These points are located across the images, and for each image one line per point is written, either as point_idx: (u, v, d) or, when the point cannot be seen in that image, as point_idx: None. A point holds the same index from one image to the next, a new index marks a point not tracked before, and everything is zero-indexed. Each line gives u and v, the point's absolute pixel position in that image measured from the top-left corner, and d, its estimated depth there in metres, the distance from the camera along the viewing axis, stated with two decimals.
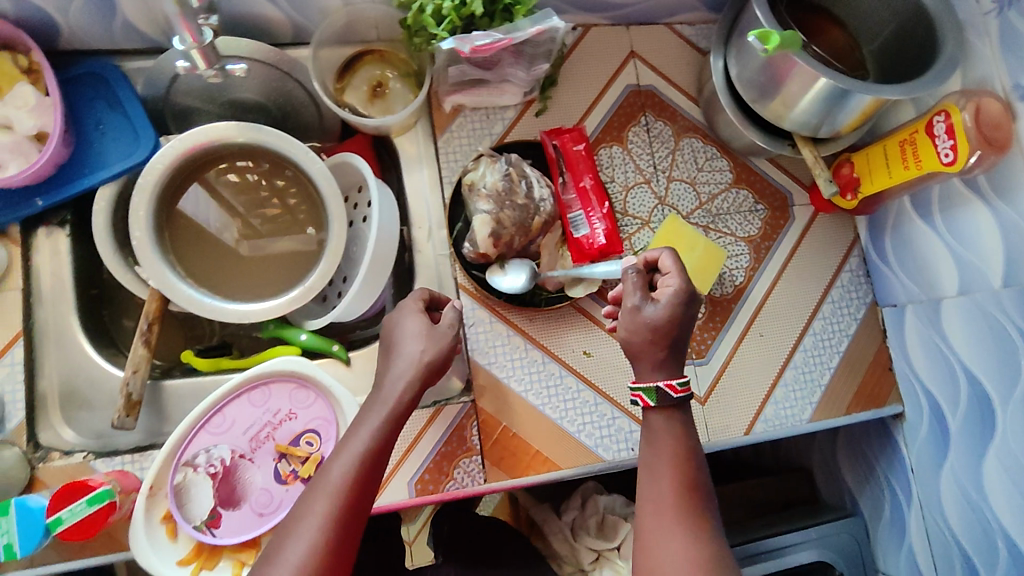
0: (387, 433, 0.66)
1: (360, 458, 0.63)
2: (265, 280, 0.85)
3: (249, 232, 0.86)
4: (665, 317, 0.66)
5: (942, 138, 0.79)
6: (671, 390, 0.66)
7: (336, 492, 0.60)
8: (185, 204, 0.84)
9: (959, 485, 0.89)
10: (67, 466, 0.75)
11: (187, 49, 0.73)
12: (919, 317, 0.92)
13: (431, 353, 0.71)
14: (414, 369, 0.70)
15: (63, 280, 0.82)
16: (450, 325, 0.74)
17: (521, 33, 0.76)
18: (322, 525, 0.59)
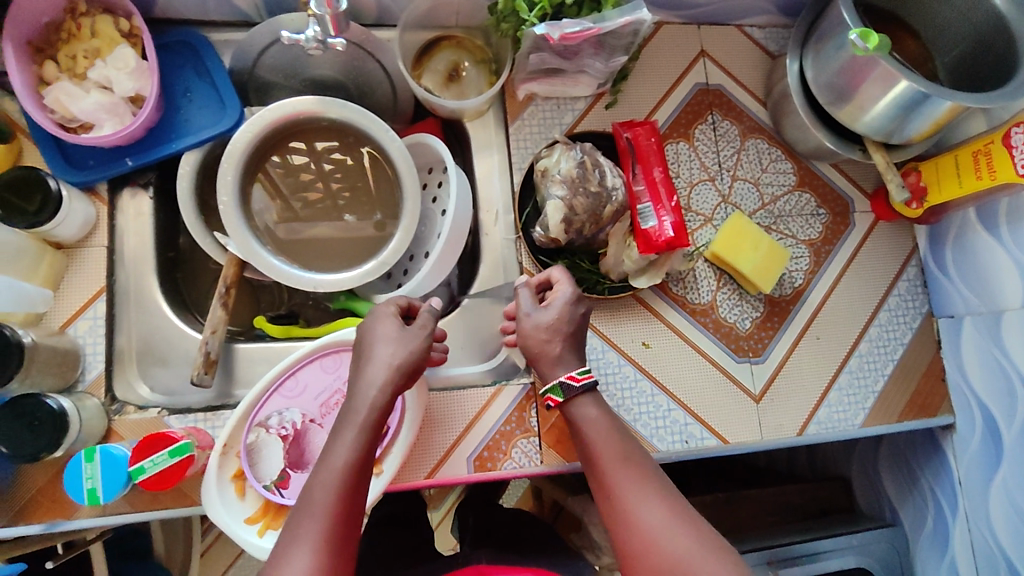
0: (367, 444, 0.63)
1: (342, 472, 0.60)
2: (307, 263, 0.86)
3: (289, 214, 0.87)
4: (555, 319, 0.71)
5: (1021, 149, 0.79)
6: (573, 380, 0.68)
7: (321, 513, 0.58)
8: (262, 177, 0.86)
9: (1010, 498, 0.90)
10: (142, 420, 0.77)
11: (322, 13, 0.73)
12: (978, 329, 0.93)
13: (401, 356, 0.66)
14: (388, 372, 0.65)
15: (145, 241, 0.84)
16: (422, 325, 0.69)
17: (610, 23, 0.77)
18: (313, 549, 0.56)
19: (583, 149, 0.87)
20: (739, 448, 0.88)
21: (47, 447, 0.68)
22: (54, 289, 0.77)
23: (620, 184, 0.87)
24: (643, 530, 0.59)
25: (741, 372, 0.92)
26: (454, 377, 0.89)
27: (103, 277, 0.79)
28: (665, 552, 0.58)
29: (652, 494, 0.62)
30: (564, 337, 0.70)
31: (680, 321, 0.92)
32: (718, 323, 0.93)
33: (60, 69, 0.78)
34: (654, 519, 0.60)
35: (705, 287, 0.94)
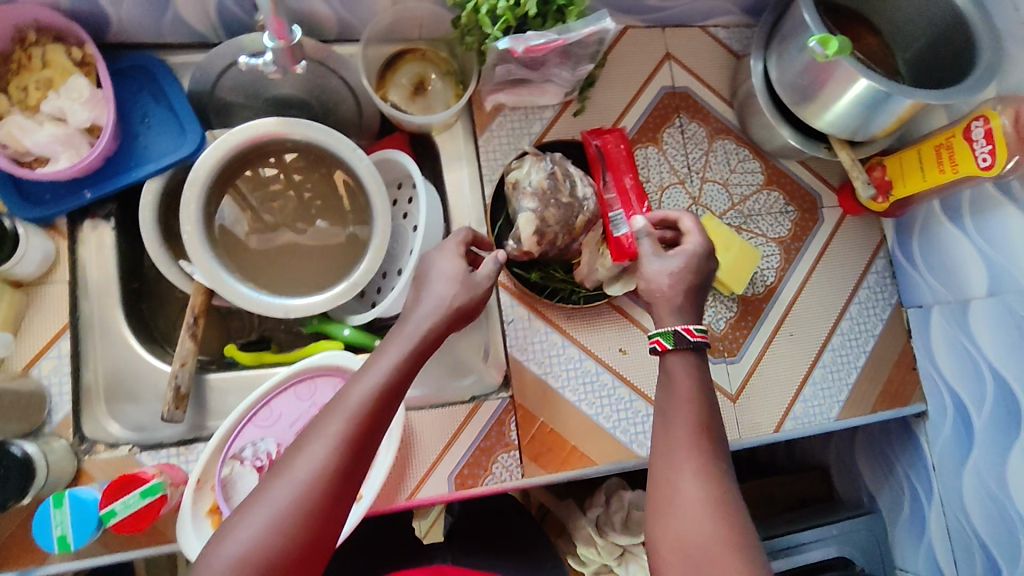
0: (407, 363, 0.63)
1: (380, 388, 0.60)
2: (281, 278, 0.84)
3: (261, 224, 0.85)
4: (680, 266, 0.72)
5: (980, 143, 0.80)
6: (688, 334, 0.68)
7: (350, 411, 0.58)
8: (230, 198, 0.83)
9: (982, 482, 0.92)
10: (113, 458, 0.75)
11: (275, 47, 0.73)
12: (945, 317, 0.95)
13: (461, 300, 0.69)
14: (442, 311, 0.68)
15: (109, 272, 0.82)
16: (487, 276, 0.72)
17: (575, 34, 0.77)
18: (332, 441, 0.56)
19: (555, 159, 0.87)
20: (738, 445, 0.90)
21: (15, 495, 0.67)
22: (16, 331, 0.75)
23: (591, 193, 0.87)
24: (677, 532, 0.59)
25: (717, 372, 0.94)
26: (435, 395, 0.88)
27: (66, 313, 0.77)
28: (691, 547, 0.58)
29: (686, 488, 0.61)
30: (685, 288, 0.71)
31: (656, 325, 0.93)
32: None
33: (11, 102, 0.76)
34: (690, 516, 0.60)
35: None
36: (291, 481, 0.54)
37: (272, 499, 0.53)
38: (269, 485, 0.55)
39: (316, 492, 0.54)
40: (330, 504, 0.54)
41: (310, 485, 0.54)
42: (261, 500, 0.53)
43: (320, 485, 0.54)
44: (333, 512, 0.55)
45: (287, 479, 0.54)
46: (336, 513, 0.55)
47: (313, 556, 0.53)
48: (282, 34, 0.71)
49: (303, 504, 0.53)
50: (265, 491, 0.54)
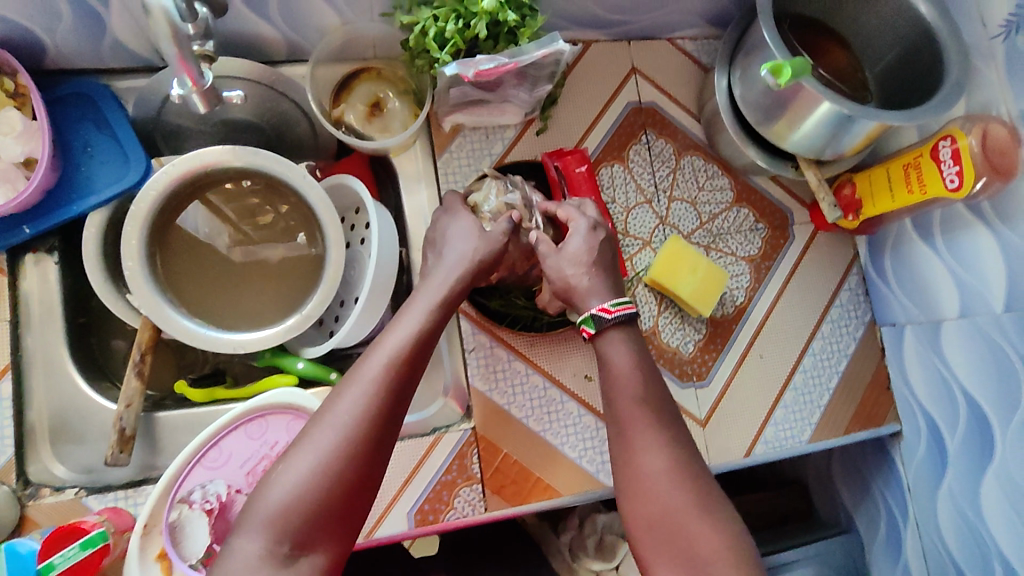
0: (436, 315, 0.66)
1: (413, 336, 0.63)
2: (245, 304, 0.81)
3: (241, 238, 0.83)
4: (579, 253, 0.74)
5: (947, 163, 0.78)
6: (604, 312, 0.71)
7: (385, 361, 0.60)
8: (186, 219, 0.81)
9: (956, 506, 0.90)
10: (58, 504, 0.73)
11: (186, 92, 0.66)
12: (919, 338, 0.92)
13: (482, 251, 0.72)
14: (463, 263, 0.70)
15: (53, 308, 0.80)
16: (501, 232, 0.73)
17: (527, 56, 0.74)
18: (369, 388, 0.59)
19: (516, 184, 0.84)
20: (720, 467, 0.90)
21: None
22: None
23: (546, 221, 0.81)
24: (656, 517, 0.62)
25: (686, 398, 0.91)
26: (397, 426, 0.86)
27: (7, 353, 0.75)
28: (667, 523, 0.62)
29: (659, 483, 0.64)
30: (590, 272, 0.73)
31: None
32: (661, 349, 0.92)
33: None
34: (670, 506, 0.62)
35: (646, 312, 0.92)
36: (333, 426, 0.57)
37: (318, 442, 0.56)
38: (312, 431, 0.58)
39: (358, 436, 0.57)
40: (371, 445, 0.57)
41: (352, 429, 0.57)
42: (307, 445, 0.56)
43: (363, 428, 0.57)
44: (373, 455, 0.58)
45: (330, 424, 0.57)
46: (377, 454, 0.58)
47: (358, 495, 0.57)
48: (194, 79, 0.64)
49: (346, 447, 0.56)
50: (310, 437, 0.57)
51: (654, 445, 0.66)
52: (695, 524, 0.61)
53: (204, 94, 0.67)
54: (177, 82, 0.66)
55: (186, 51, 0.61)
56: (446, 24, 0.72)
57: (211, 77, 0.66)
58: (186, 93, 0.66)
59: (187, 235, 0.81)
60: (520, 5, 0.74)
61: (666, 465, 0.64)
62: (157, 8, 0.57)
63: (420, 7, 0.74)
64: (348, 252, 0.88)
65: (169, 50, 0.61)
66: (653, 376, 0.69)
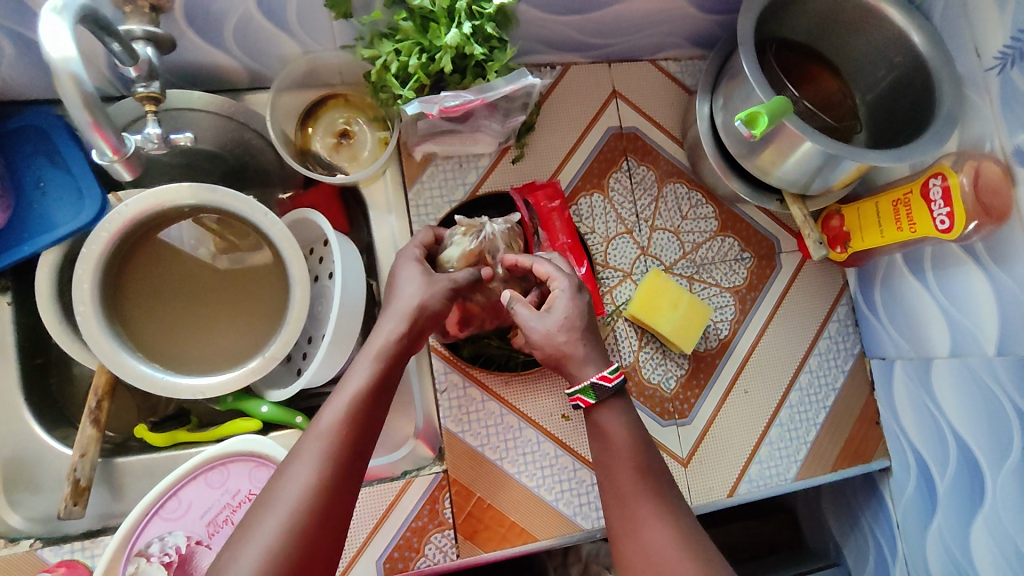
0: (380, 374, 0.62)
1: (354, 402, 0.59)
2: (209, 343, 0.79)
3: (227, 245, 0.81)
4: (563, 319, 0.68)
5: (937, 203, 0.74)
6: (604, 381, 0.67)
7: (330, 434, 0.57)
8: (171, 232, 0.80)
9: (945, 547, 0.86)
10: (12, 556, 0.70)
11: (107, 163, 0.58)
12: (909, 374, 0.89)
13: (424, 300, 0.67)
14: (402, 319, 0.66)
15: (6, 349, 0.77)
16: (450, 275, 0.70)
17: (495, 92, 0.70)
18: (317, 464, 0.55)
19: (489, 233, 0.75)
20: (700, 509, 0.86)
21: None
22: None
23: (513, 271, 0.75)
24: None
25: (666, 436, 0.88)
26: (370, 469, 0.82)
27: None
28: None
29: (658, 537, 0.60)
30: (581, 334, 0.69)
31: None
32: (641, 385, 0.89)
33: None
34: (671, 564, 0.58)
35: (625, 348, 0.89)
36: (280, 506, 0.53)
37: (263, 530, 0.51)
38: (254, 517, 0.53)
39: (306, 517, 0.53)
40: (320, 524, 0.53)
41: (299, 510, 0.53)
42: (251, 533, 0.51)
43: (308, 508, 0.53)
44: (326, 534, 0.53)
45: (275, 507, 0.53)
46: (330, 536, 0.54)
47: None
48: (114, 146, 0.56)
49: (296, 529, 0.52)
50: (254, 526, 0.52)
51: (623, 505, 0.63)
52: None
53: (126, 161, 0.59)
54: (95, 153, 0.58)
55: (102, 117, 0.53)
56: (409, 58, 0.68)
57: (132, 143, 0.59)
58: (107, 164, 0.58)
59: (170, 246, 0.80)
60: (488, 36, 0.70)
61: (633, 526, 0.61)
62: (65, 74, 0.49)
63: (381, 40, 0.71)
64: (316, 287, 0.85)
65: (81, 119, 0.53)
66: (625, 429, 0.66)
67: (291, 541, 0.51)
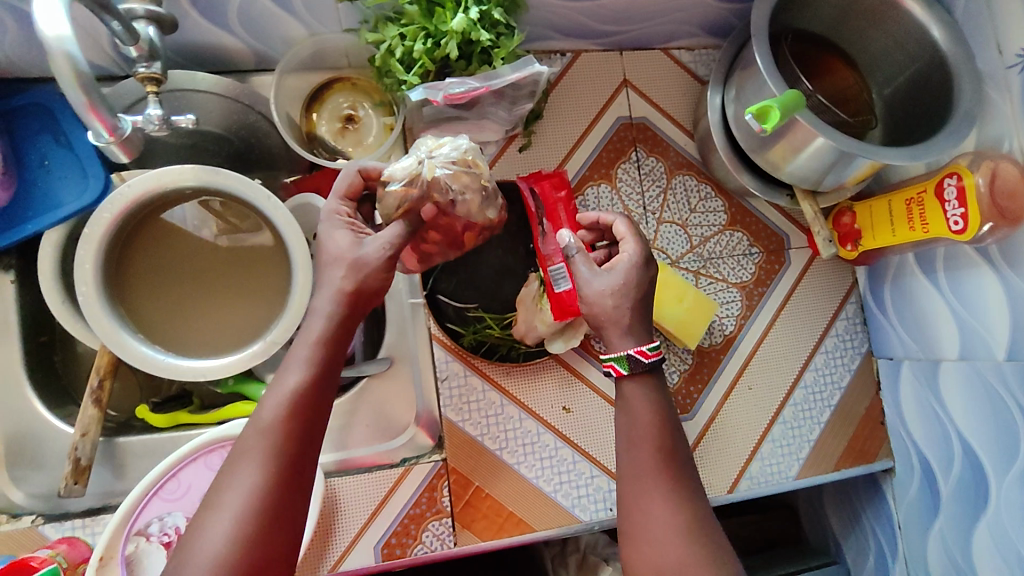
0: (321, 359, 0.60)
1: (293, 397, 0.58)
2: (210, 325, 0.78)
3: (230, 227, 0.80)
4: (621, 283, 0.64)
5: (952, 204, 0.73)
6: (642, 356, 0.63)
7: (272, 431, 0.56)
8: (172, 214, 0.79)
9: (946, 549, 0.85)
10: (15, 532, 0.71)
11: (104, 144, 0.58)
12: (916, 375, 0.88)
13: (353, 280, 0.61)
14: (337, 299, 0.61)
15: (10, 327, 0.78)
16: (382, 248, 0.62)
17: (500, 80, 0.69)
18: (261, 465, 0.55)
19: (428, 176, 0.66)
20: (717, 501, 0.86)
21: None
22: None
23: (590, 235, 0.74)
24: None
25: None
26: (366, 455, 0.82)
27: None
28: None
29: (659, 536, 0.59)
30: (631, 305, 0.64)
31: (602, 380, 0.86)
32: None
33: None
34: (670, 562, 0.57)
35: None
36: (226, 511, 0.53)
37: (213, 534, 0.52)
38: (202, 520, 0.53)
39: (256, 517, 0.53)
40: (271, 522, 0.53)
41: (249, 512, 0.53)
42: (201, 538, 0.52)
43: (255, 508, 0.53)
44: (280, 531, 0.54)
45: (222, 511, 0.53)
46: (284, 530, 0.54)
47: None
48: (109, 127, 0.57)
49: (246, 531, 0.52)
50: (203, 529, 0.52)
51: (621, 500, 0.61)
52: None
53: (122, 143, 0.60)
54: (91, 133, 0.58)
55: (98, 99, 0.54)
56: (414, 43, 0.68)
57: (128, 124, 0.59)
58: (103, 144, 0.58)
59: (170, 226, 0.79)
60: (495, 23, 0.69)
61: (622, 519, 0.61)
62: (59, 53, 0.50)
63: (386, 24, 0.70)
64: None
65: (76, 98, 0.53)
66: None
67: (243, 543, 0.51)
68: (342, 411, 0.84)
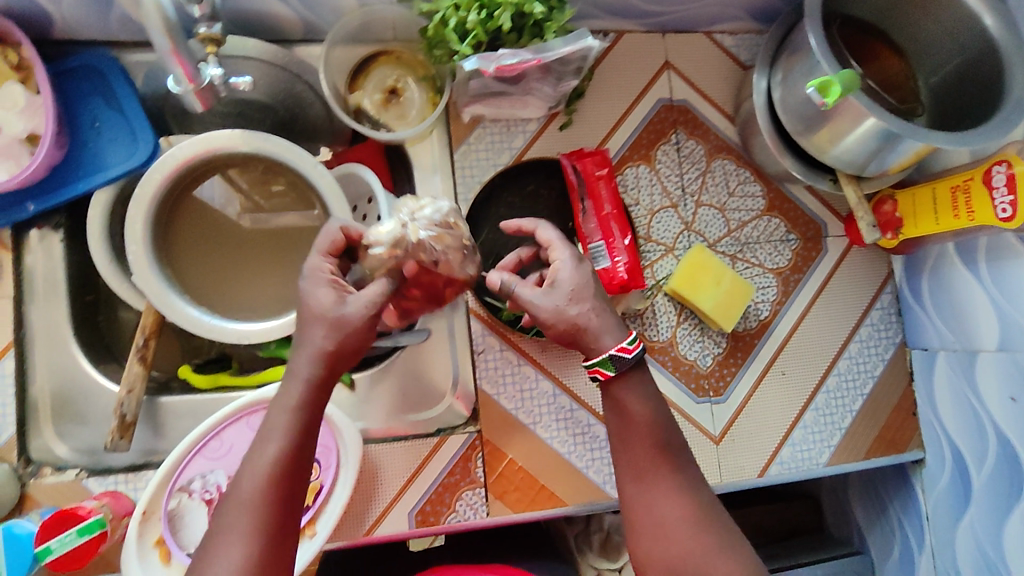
0: (304, 424, 0.56)
1: (275, 465, 0.53)
2: (244, 292, 0.80)
3: (253, 206, 0.83)
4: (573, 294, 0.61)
5: (1001, 191, 0.72)
6: (625, 352, 0.60)
7: (254, 506, 0.52)
8: (201, 190, 0.80)
9: (976, 542, 0.85)
10: (60, 484, 0.73)
11: (182, 90, 0.65)
12: (952, 366, 0.87)
13: (335, 340, 0.56)
14: (319, 358, 0.56)
15: (59, 285, 0.79)
16: (364, 306, 0.57)
17: (552, 53, 0.69)
18: (244, 542, 0.51)
19: (411, 238, 0.66)
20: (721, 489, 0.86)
21: None
22: None
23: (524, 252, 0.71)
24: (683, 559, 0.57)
25: (701, 413, 0.88)
26: (394, 426, 0.83)
27: None
28: (686, 556, 0.57)
29: (695, 512, 0.59)
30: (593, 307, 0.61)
31: None
32: (677, 361, 0.88)
33: None
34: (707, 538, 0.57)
35: (664, 323, 0.88)
36: None
37: None
38: None
39: None
40: None
41: None
42: None
43: None
44: None
45: None
46: None
47: None
48: (189, 75, 0.63)
49: None
50: None
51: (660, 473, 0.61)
52: (722, 562, 0.57)
53: (200, 92, 0.66)
54: (171, 81, 0.64)
55: (181, 46, 0.59)
56: (468, 14, 0.68)
57: (209, 73, 0.65)
58: (181, 90, 0.65)
59: (200, 204, 0.80)
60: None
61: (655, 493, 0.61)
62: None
63: None
64: None
65: (163, 46, 0.59)
66: (639, 403, 0.62)
67: None
68: (377, 380, 0.85)
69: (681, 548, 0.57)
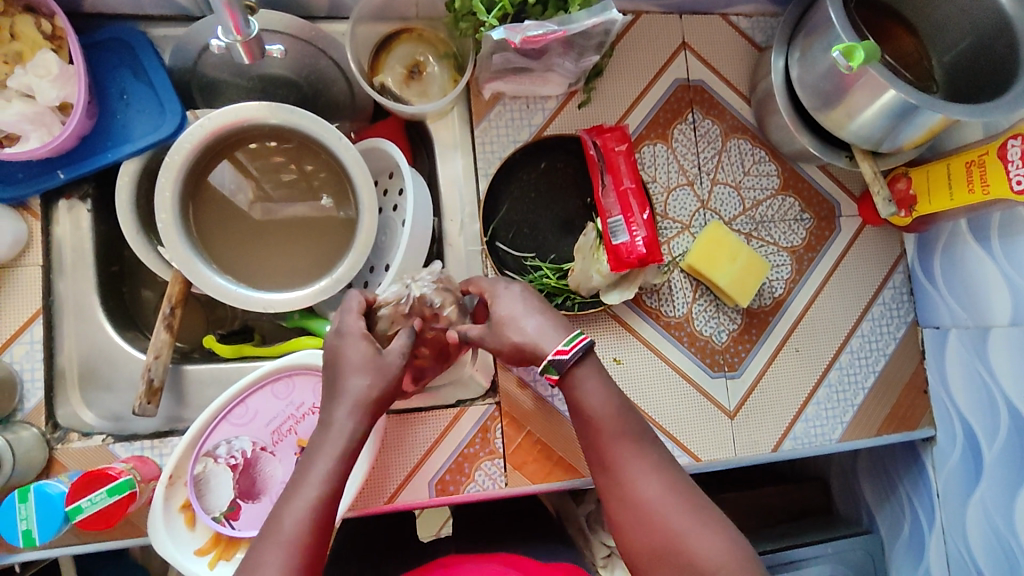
0: (339, 470, 0.59)
1: (315, 502, 0.57)
2: (261, 270, 0.81)
3: (263, 194, 0.83)
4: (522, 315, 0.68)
5: (1016, 163, 0.74)
6: (563, 355, 0.64)
7: (292, 543, 0.55)
8: (214, 177, 0.81)
9: (987, 517, 0.87)
10: (86, 449, 0.74)
11: (231, 41, 0.66)
12: (964, 343, 0.89)
13: (377, 388, 0.62)
14: (360, 403, 0.61)
15: (86, 255, 0.80)
16: (400, 352, 0.65)
17: (577, 25, 0.71)
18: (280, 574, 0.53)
19: (414, 294, 0.72)
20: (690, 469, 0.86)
21: None
22: None
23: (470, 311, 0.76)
24: (670, 534, 0.57)
25: (716, 388, 0.89)
26: None
27: (41, 298, 0.76)
28: (676, 529, 0.57)
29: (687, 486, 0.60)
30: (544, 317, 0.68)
31: (651, 332, 0.88)
32: (693, 337, 0.89)
33: None
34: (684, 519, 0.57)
35: (680, 299, 0.90)
36: None
37: None
38: None
39: None
40: None
41: None
42: None
43: None
44: None
45: None
46: None
47: None
48: (239, 27, 0.64)
49: None
50: None
51: None
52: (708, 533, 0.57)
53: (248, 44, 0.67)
54: (223, 31, 0.66)
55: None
56: None
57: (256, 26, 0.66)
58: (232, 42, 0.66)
59: (211, 189, 0.81)
60: None
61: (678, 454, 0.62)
62: None
63: None
64: (382, 218, 0.86)
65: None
66: None
67: None
68: None
69: (694, 511, 0.58)
